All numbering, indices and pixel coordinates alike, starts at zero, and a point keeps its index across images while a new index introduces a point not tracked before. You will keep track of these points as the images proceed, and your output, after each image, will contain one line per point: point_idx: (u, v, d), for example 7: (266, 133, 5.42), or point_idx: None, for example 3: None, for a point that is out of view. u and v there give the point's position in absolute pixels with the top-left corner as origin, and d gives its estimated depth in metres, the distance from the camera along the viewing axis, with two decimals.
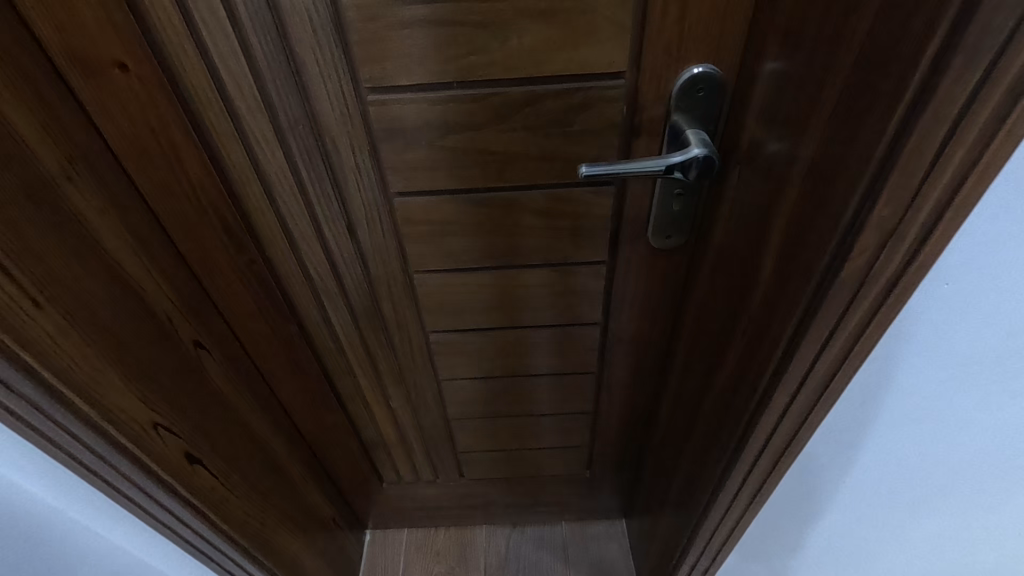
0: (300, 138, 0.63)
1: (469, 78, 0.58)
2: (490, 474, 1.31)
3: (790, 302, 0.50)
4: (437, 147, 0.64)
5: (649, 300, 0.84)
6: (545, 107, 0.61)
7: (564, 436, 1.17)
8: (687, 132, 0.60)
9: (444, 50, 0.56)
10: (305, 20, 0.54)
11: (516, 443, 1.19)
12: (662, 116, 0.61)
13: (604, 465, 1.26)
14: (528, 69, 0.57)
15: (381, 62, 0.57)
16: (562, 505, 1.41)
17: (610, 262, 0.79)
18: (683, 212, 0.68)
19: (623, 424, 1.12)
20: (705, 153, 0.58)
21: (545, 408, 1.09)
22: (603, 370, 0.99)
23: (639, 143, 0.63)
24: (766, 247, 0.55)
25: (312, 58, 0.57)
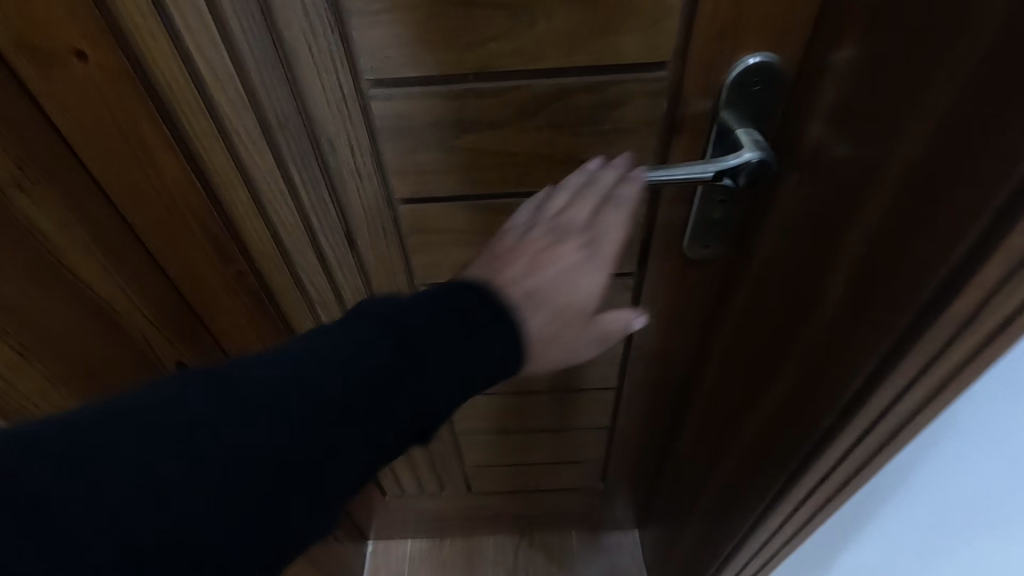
0: (292, 139, 0.54)
1: (488, 69, 0.50)
2: (498, 487, 1.24)
3: (873, 334, 0.43)
4: (449, 149, 0.56)
5: (678, 313, 0.76)
6: (575, 102, 0.52)
7: (579, 450, 1.11)
8: (737, 132, 0.51)
9: (460, 35, 0.48)
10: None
11: (526, 457, 1.13)
12: (708, 114, 0.53)
13: (618, 478, 1.19)
14: (557, 59, 0.49)
15: (386, 52, 0.49)
16: (573, 516, 1.35)
17: (637, 273, 0.71)
18: (725, 221, 0.61)
19: (641, 439, 1.05)
20: (759, 156, 0.50)
21: (559, 422, 1.02)
22: (623, 384, 0.92)
23: (680, 145, 0.55)
24: (836, 268, 0.47)
25: (304, 45, 0.48)
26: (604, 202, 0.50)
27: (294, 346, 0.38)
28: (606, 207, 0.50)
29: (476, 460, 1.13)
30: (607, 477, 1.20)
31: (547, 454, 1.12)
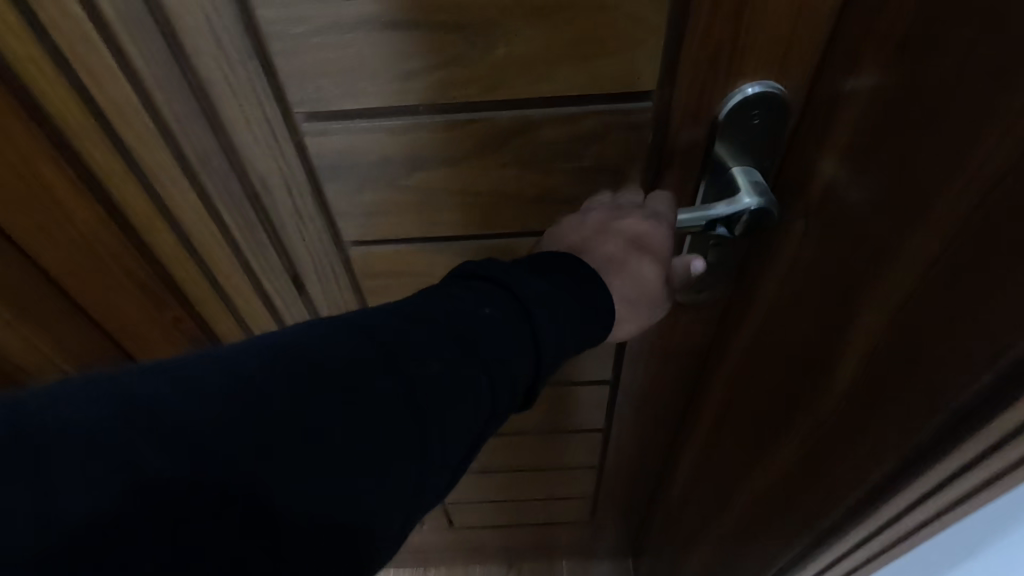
0: (218, 179, 0.47)
1: (440, 100, 0.42)
2: (481, 521, 1.17)
3: (893, 422, 0.36)
4: (402, 187, 0.49)
5: (670, 355, 0.69)
6: (546, 136, 0.45)
7: (566, 486, 1.04)
8: (733, 170, 0.44)
9: (404, 62, 0.40)
10: (202, 20, 0.38)
11: (509, 492, 1.06)
12: (700, 150, 0.45)
13: (608, 513, 1.12)
14: (521, 89, 0.42)
15: (316, 81, 0.41)
16: (562, 548, 1.28)
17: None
18: (721, 265, 0.53)
19: (632, 477, 0.98)
20: (758, 203, 0.42)
21: (543, 459, 0.96)
22: (611, 424, 0.85)
23: (668, 183, 0.48)
24: (849, 337, 0.40)
25: (219, 74, 0.40)
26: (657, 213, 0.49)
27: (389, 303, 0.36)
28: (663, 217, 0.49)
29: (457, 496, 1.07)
30: (597, 513, 1.13)
31: (532, 491, 1.05)
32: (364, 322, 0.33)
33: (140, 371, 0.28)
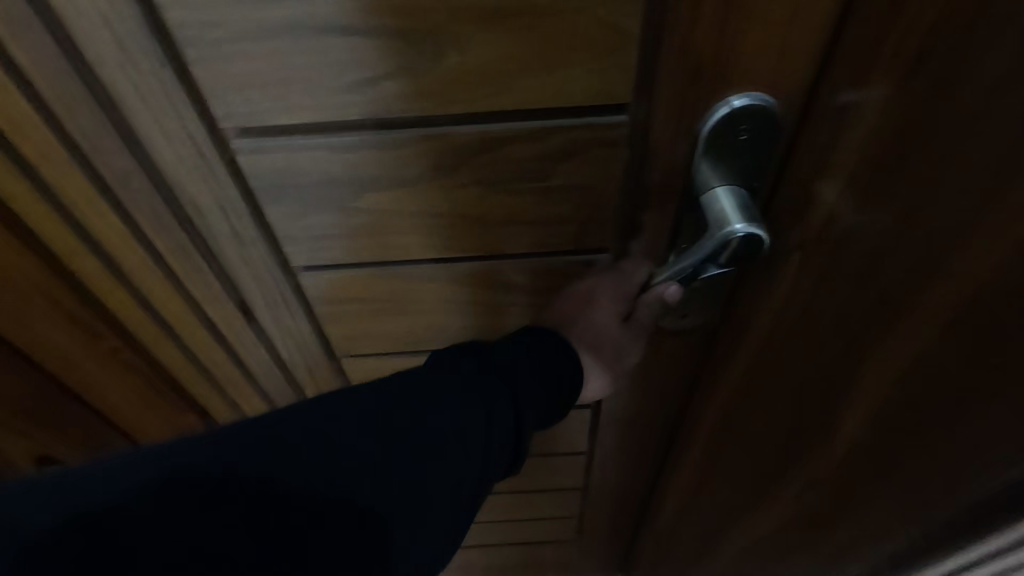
0: (142, 202, 0.41)
1: (387, 115, 0.37)
2: (465, 541, 1.13)
3: (930, 490, 0.34)
4: (353, 210, 0.44)
5: (653, 391, 0.64)
6: (510, 153, 0.40)
7: (550, 506, 1.00)
8: (719, 193, 0.38)
9: (341, 72, 0.35)
10: (102, 22, 0.32)
11: (493, 513, 1.02)
12: (682, 171, 0.40)
13: (596, 533, 1.08)
14: (480, 102, 0.37)
15: (240, 92, 0.35)
16: (549, 566, 1.24)
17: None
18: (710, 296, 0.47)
19: (619, 499, 0.94)
20: (746, 231, 0.37)
21: (525, 480, 0.92)
22: (595, 446, 0.81)
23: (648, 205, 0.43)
24: (861, 381, 0.38)
25: (130, 86, 0.35)
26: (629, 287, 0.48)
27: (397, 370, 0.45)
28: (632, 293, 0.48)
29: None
30: (584, 532, 1.09)
31: (516, 511, 1.01)
32: (380, 386, 0.42)
33: (214, 433, 0.38)
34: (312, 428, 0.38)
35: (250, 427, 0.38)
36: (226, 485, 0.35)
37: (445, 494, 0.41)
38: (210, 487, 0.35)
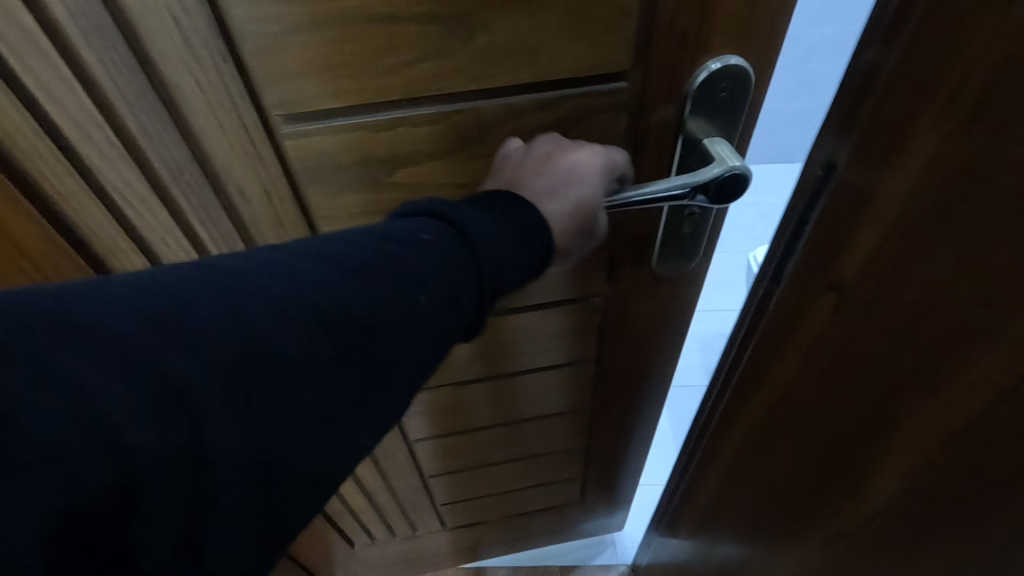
0: (194, 191, 0.45)
1: (422, 94, 0.42)
2: (475, 518, 1.18)
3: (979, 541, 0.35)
4: (386, 186, 0.48)
5: (648, 334, 0.72)
6: (528, 122, 0.46)
7: (556, 469, 1.07)
8: (706, 142, 0.47)
9: (384, 56, 0.39)
10: (167, 22, 0.35)
11: (503, 483, 1.08)
12: (673, 126, 0.48)
13: (598, 490, 1.16)
14: (504, 77, 0.42)
15: (295, 80, 0.39)
16: (556, 534, 1.30)
17: (603, 296, 0.67)
18: (694, 236, 0.57)
19: (619, 450, 1.02)
20: (733, 168, 0.45)
21: (532, 445, 0.98)
22: (598, 402, 0.88)
23: (645, 160, 0.50)
24: (897, 440, 0.39)
25: (189, 80, 0.38)
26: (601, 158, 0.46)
27: (345, 237, 0.35)
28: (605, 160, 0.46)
29: (449, 494, 1.07)
30: (588, 493, 1.16)
31: (522, 478, 1.07)
32: (336, 269, 0.33)
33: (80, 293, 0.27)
34: (264, 333, 0.30)
35: (183, 298, 0.29)
36: (147, 381, 0.26)
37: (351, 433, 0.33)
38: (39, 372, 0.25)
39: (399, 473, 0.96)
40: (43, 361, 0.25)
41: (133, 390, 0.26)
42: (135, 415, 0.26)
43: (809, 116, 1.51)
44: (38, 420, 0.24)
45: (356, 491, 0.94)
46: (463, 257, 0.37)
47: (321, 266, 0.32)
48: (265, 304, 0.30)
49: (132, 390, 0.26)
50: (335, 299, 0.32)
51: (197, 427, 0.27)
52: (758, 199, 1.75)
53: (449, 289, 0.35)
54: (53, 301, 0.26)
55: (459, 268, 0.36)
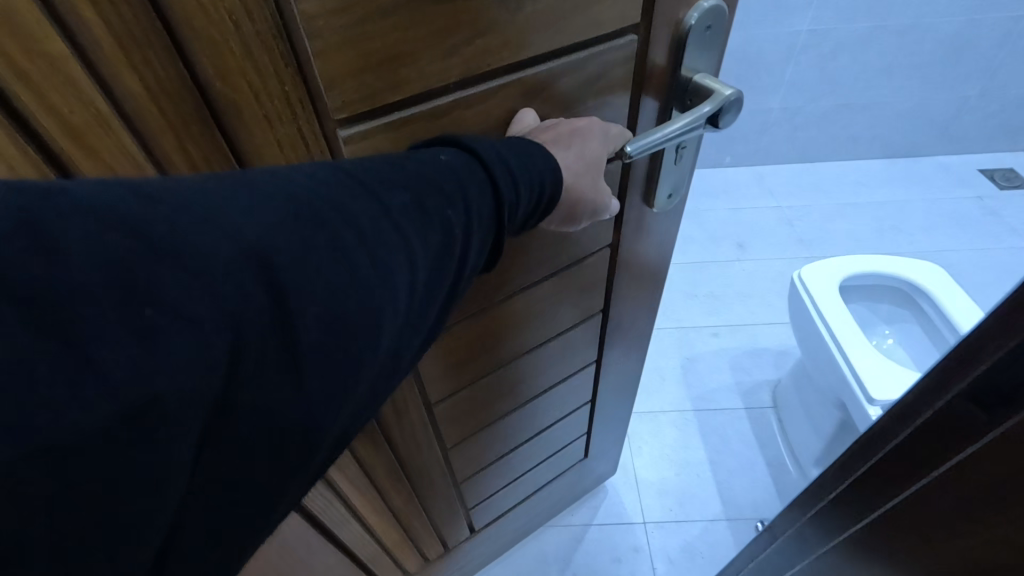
0: None
1: (476, 71, 0.42)
2: (500, 512, 1.17)
3: None
4: None
5: (645, 265, 0.80)
6: (564, 86, 0.48)
7: (564, 432, 1.10)
8: (695, 78, 0.54)
9: (442, 35, 0.38)
10: (227, 34, 0.31)
11: (525, 465, 1.08)
12: (670, 71, 0.54)
13: (600, 438, 1.23)
14: (545, 43, 0.44)
15: (358, 77, 0.37)
16: (565, 497, 1.35)
17: (612, 243, 0.72)
18: (681, 167, 0.66)
19: (618, 390, 1.10)
20: (732, 92, 0.52)
21: (548, 418, 0.99)
22: (604, 352, 0.93)
23: (649, 106, 0.55)
24: None
25: (248, 94, 0.34)
26: (603, 126, 0.50)
27: (383, 158, 0.37)
28: (607, 129, 0.50)
29: (477, 496, 1.04)
30: (591, 445, 1.23)
31: (541, 452, 1.09)
32: (393, 186, 0.35)
33: (186, 195, 0.28)
34: (351, 259, 0.31)
35: (286, 212, 0.30)
36: (266, 283, 0.28)
37: (408, 331, 0.36)
38: (172, 266, 0.26)
39: (430, 492, 0.90)
40: (167, 251, 0.26)
41: (245, 300, 0.27)
42: (256, 325, 0.27)
43: (832, 113, 2.06)
44: (187, 315, 0.25)
45: (387, 522, 0.87)
46: (478, 175, 0.40)
47: (377, 185, 0.35)
48: (347, 222, 0.32)
49: (245, 292, 0.27)
50: (393, 224, 0.34)
51: (299, 340, 0.29)
52: (779, 203, 2.11)
53: (468, 207, 0.38)
54: (162, 198, 0.27)
55: (475, 179, 0.39)
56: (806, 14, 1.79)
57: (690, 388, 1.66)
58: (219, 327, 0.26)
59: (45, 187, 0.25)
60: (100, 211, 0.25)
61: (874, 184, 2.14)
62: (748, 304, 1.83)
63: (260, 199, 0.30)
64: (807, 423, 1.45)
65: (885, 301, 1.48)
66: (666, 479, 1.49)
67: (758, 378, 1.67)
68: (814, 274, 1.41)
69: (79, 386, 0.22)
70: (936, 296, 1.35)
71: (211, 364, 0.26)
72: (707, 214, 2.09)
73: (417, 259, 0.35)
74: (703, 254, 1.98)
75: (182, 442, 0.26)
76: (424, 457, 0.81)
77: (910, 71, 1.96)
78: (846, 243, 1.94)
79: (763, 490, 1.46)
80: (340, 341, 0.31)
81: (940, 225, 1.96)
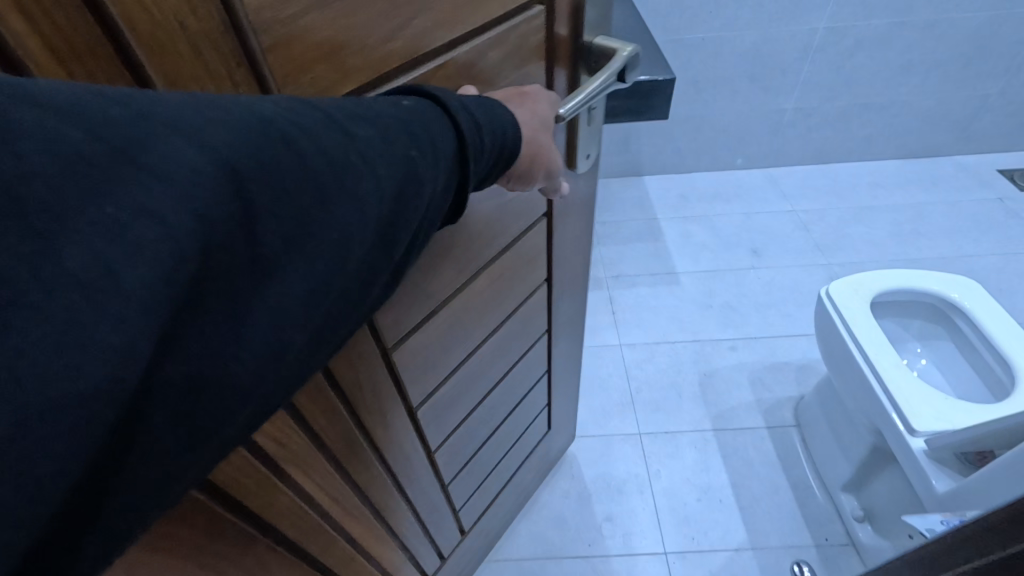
0: None
1: (415, 55, 0.44)
2: (485, 504, 1.16)
3: None
4: None
5: (574, 220, 0.83)
6: (494, 58, 0.51)
7: (527, 412, 1.10)
8: (593, 43, 0.61)
9: (379, 21, 0.40)
10: (176, 42, 0.33)
11: (502, 451, 1.09)
12: (573, 40, 0.59)
13: (560, 406, 1.26)
14: (470, 19, 0.47)
15: (308, 71, 0.38)
16: (533, 476, 1.36)
17: (547, 213, 0.75)
18: (592, 130, 0.67)
19: (569, 355, 1.13)
20: (631, 47, 0.59)
21: (516, 396, 1.00)
22: (552, 318, 0.95)
23: (562, 76, 0.60)
24: None
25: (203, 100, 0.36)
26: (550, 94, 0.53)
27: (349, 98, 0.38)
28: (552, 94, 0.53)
29: (462, 496, 1.02)
30: (551, 417, 1.24)
31: (512, 435, 1.09)
32: (359, 120, 0.36)
33: (154, 102, 0.29)
34: (321, 184, 0.34)
35: (254, 131, 0.31)
36: (231, 190, 0.30)
37: (374, 257, 0.38)
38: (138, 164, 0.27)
39: (423, 499, 0.88)
40: (134, 156, 0.27)
41: (207, 205, 0.28)
42: (217, 229, 0.29)
43: (844, 112, 2.03)
44: (153, 214, 0.26)
45: (383, 547, 0.83)
46: (443, 122, 0.40)
47: (344, 117, 0.36)
48: (314, 146, 0.33)
49: (212, 195, 0.29)
50: (358, 154, 0.35)
51: (257, 246, 0.32)
52: (794, 206, 2.07)
53: (433, 148, 0.39)
54: (126, 103, 0.28)
55: (439, 125, 0.40)
56: (824, 11, 1.74)
57: (709, 407, 1.63)
58: (186, 225, 0.27)
59: (12, 81, 0.25)
60: (61, 107, 0.25)
61: (888, 185, 2.11)
62: (765, 313, 1.79)
63: (232, 117, 0.31)
64: (835, 444, 1.42)
65: (919, 319, 1.43)
66: (687, 505, 1.45)
67: (779, 394, 1.63)
68: (844, 291, 1.37)
69: (36, 274, 0.23)
70: (976, 316, 1.28)
71: (175, 264, 0.27)
72: (718, 218, 2.06)
73: (382, 188, 0.36)
74: (719, 262, 1.94)
75: (144, 338, 0.26)
76: (415, 460, 0.80)
77: (929, 66, 1.90)
78: (865, 247, 1.89)
79: (789, 513, 1.42)
80: (298, 251, 0.34)
81: (962, 228, 1.91)
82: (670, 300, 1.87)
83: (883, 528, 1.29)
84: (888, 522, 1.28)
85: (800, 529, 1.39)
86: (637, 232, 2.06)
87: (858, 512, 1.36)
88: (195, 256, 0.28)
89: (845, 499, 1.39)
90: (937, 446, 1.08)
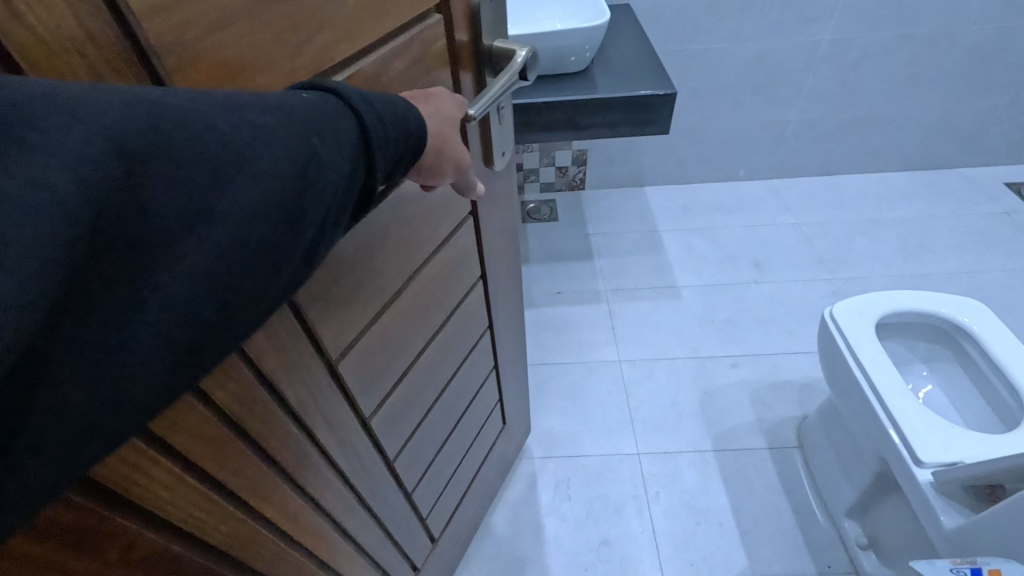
0: None
1: (321, 69, 0.45)
2: (451, 511, 1.14)
3: None
4: None
5: (500, 216, 0.83)
6: (400, 67, 0.52)
7: (481, 410, 1.09)
8: (491, 45, 0.63)
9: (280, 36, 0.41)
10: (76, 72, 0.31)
11: (460, 452, 1.08)
12: (472, 42, 0.61)
13: (512, 406, 1.25)
14: (372, 29, 0.48)
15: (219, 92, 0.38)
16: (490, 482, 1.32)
17: (472, 211, 0.75)
18: (504, 127, 0.69)
19: (515, 352, 1.13)
20: (528, 49, 0.63)
21: (467, 395, 0.99)
22: (494, 314, 0.95)
23: (468, 77, 0.62)
24: None
25: None
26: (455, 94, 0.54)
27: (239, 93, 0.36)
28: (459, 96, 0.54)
29: (428, 502, 1.01)
30: (505, 413, 1.23)
31: (467, 436, 1.08)
32: (251, 107, 0.35)
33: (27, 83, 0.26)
34: (218, 161, 0.32)
35: (138, 110, 0.29)
36: (117, 166, 0.28)
37: (292, 237, 0.36)
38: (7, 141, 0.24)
39: (387, 510, 0.87)
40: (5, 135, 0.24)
41: (91, 179, 0.26)
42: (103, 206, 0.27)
43: (848, 124, 1.97)
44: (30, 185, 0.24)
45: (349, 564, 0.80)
46: (344, 115, 0.39)
47: (236, 104, 0.34)
48: (206, 125, 0.32)
49: (95, 167, 0.26)
50: (255, 133, 0.34)
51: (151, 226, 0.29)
52: (795, 218, 2.01)
53: (337, 137, 0.38)
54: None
55: (340, 117, 0.39)
56: (829, 21, 1.70)
57: (708, 425, 1.57)
58: (68, 195, 0.25)
59: None
60: None
61: (893, 197, 2.03)
62: (765, 329, 1.74)
63: (112, 96, 0.29)
64: (837, 467, 1.35)
65: (924, 340, 1.35)
66: (684, 529, 1.40)
67: (781, 414, 1.57)
68: (849, 312, 1.31)
69: None
70: (984, 340, 1.21)
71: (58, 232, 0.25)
72: (719, 231, 2.02)
73: (287, 166, 0.35)
74: (721, 276, 1.89)
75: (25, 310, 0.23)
76: (373, 470, 0.78)
77: (939, 77, 1.84)
78: (873, 261, 1.82)
79: (790, 539, 1.35)
80: (199, 230, 0.31)
81: (974, 242, 1.84)
82: (670, 315, 1.82)
83: (891, 558, 1.22)
84: (897, 552, 1.21)
85: (801, 557, 1.33)
86: (636, 244, 2.02)
87: (863, 539, 1.29)
88: (80, 227, 0.26)
89: (849, 525, 1.32)
90: (945, 480, 1.01)
